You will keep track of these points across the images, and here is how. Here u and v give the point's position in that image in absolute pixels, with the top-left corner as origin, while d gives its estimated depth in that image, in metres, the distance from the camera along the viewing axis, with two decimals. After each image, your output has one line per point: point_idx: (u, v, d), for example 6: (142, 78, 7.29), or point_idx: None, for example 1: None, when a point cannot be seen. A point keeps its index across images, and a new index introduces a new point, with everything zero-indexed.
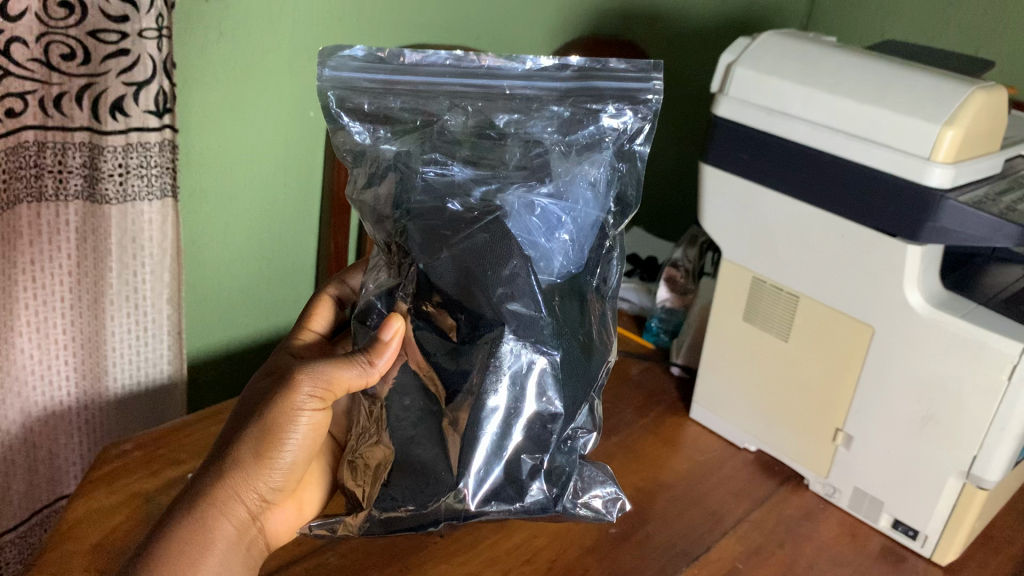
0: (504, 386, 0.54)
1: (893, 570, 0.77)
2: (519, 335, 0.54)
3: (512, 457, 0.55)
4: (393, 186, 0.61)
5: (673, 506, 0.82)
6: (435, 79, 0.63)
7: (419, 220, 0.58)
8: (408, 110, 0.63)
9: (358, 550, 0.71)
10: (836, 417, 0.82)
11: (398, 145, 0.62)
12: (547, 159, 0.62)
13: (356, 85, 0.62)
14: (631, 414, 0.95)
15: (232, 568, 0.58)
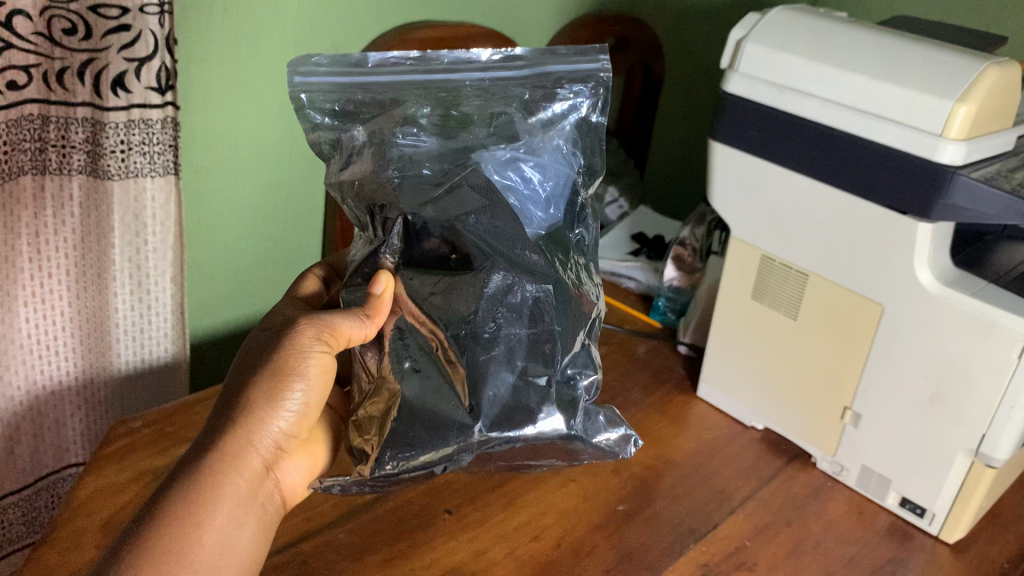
0: (494, 312, 0.59)
1: (900, 547, 0.77)
2: (510, 270, 0.59)
3: (516, 380, 0.60)
4: (369, 164, 0.62)
5: (680, 484, 0.82)
6: (398, 77, 0.65)
7: (402, 187, 0.60)
8: (376, 101, 0.64)
9: (367, 526, 0.71)
10: (844, 396, 0.82)
11: (368, 130, 0.63)
12: (515, 126, 0.65)
13: (325, 88, 0.64)
14: (638, 392, 0.95)
15: (243, 520, 0.57)
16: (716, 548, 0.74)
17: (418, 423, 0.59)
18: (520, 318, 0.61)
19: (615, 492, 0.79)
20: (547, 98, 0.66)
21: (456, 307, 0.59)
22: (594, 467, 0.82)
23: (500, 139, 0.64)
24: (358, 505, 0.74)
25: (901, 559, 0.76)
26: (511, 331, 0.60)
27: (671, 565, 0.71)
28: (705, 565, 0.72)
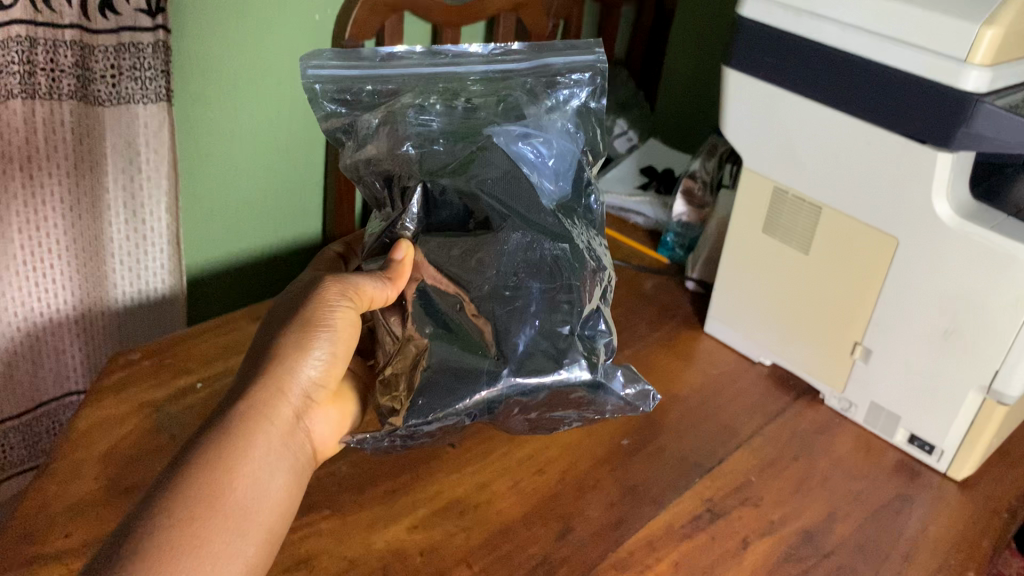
0: (511, 270, 0.60)
1: (907, 484, 0.77)
2: (525, 229, 0.60)
3: (535, 333, 0.60)
4: (383, 142, 0.63)
5: (686, 420, 0.81)
6: (406, 72, 0.69)
7: (421, 162, 0.62)
8: (387, 92, 0.68)
9: (370, 459, 0.71)
10: (855, 331, 0.80)
11: (378, 113, 0.65)
12: (521, 105, 0.67)
13: (339, 79, 0.67)
14: (644, 328, 0.93)
15: (277, 469, 0.54)
16: (720, 483, 0.73)
17: (448, 374, 0.58)
18: (539, 274, 0.60)
19: (620, 428, 0.78)
20: (550, 86, 0.70)
21: (472, 269, 0.59)
22: None
23: (507, 116, 0.66)
24: None
25: (907, 495, 0.75)
26: (530, 287, 0.60)
27: (674, 500, 0.71)
28: (709, 500, 0.71)
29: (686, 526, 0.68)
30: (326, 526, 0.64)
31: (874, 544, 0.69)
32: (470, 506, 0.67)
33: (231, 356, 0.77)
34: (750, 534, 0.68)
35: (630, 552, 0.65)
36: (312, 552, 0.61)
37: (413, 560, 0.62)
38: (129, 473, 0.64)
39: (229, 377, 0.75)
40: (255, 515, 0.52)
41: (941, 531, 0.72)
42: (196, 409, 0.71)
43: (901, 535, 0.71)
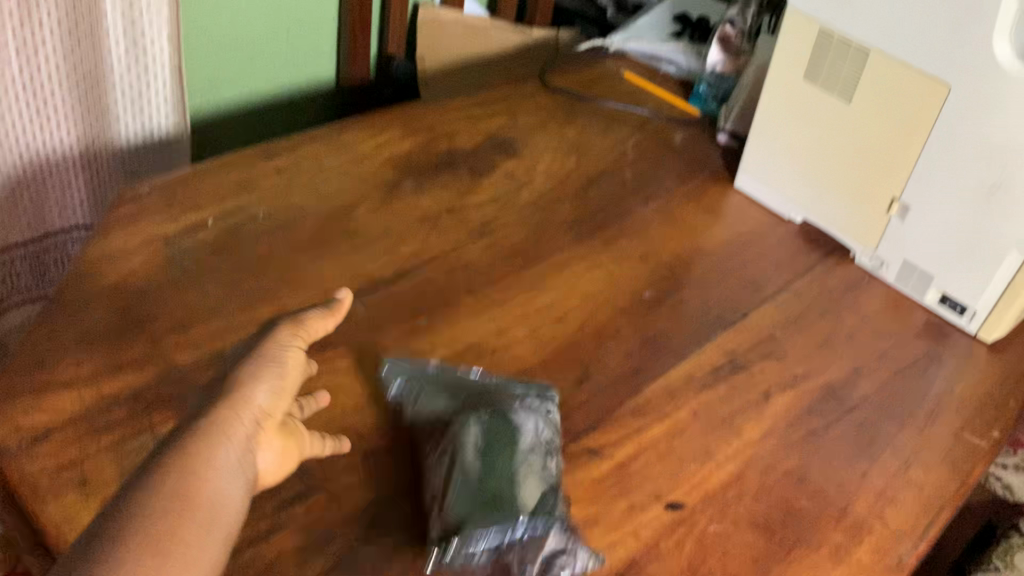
0: (498, 429, 0.54)
1: (935, 344, 0.74)
2: (528, 416, 0.56)
3: (525, 453, 0.53)
4: (405, 385, 0.60)
5: (711, 274, 0.78)
6: (441, 363, 0.63)
7: (438, 401, 0.58)
8: (424, 373, 0.61)
9: (386, 304, 0.68)
10: (895, 186, 0.76)
11: (424, 375, 0.61)
12: (529, 378, 0.64)
13: (387, 388, 0.60)
14: (672, 179, 0.89)
15: (245, 498, 0.42)
16: (743, 337, 0.71)
17: (472, 499, 0.51)
18: (523, 428, 0.55)
19: (642, 279, 0.75)
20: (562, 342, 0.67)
21: (455, 428, 0.54)
22: (622, 254, 0.78)
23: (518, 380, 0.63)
24: (378, 280, 0.70)
25: (935, 354, 0.73)
26: (524, 439, 0.54)
27: (695, 352, 0.69)
28: (731, 353, 0.69)
29: (706, 378, 0.67)
30: (342, 365, 0.62)
31: (898, 401, 0.68)
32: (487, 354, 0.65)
33: (243, 194, 0.74)
34: (772, 387, 0.67)
35: (648, 400, 0.64)
36: (329, 388, 0.60)
37: None
38: (140, 306, 0.62)
39: (240, 215, 0.72)
40: (222, 531, 0.39)
41: (967, 392, 0.70)
42: (207, 245, 0.68)
43: (927, 394, 0.69)
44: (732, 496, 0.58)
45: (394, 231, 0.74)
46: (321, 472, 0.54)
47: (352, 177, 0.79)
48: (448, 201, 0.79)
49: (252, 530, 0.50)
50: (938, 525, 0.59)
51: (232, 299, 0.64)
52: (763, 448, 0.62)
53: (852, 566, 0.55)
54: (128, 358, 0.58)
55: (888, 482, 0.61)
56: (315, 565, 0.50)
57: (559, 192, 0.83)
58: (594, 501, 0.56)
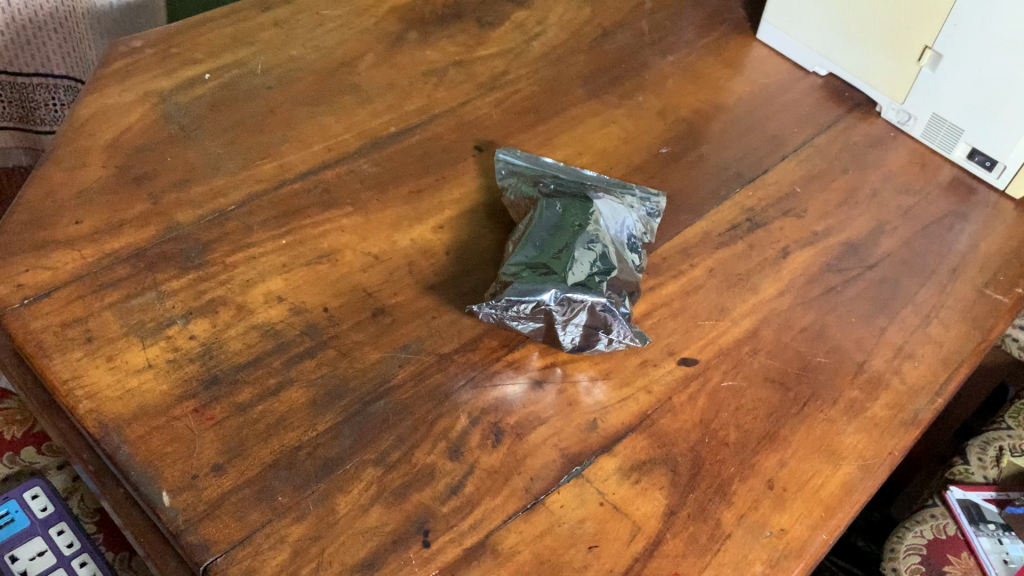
0: (571, 230, 0.55)
1: (962, 201, 0.71)
2: (599, 227, 0.56)
3: (584, 253, 0.54)
4: (504, 184, 0.63)
5: (731, 128, 0.74)
6: (553, 164, 0.65)
7: (525, 200, 0.60)
8: (535, 169, 0.63)
9: (393, 159, 0.64)
10: (928, 34, 0.72)
11: (525, 172, 0.63)
12: (617, 193, 0.63)
13: (504, 173, 0.63)
14: (692, 32, 0.84)
15: None
16: (762, 194, 0.68)
17: (526, 286, 0.52)
18: (593, 233, 0.55)
19: (659, 135, 0.72)
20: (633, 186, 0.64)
21: (532, 230, 0.56)
22: (638, 108, 0.74)
23: (608, 191, 0.63)
24: (383, 136, 0.66)
25: (961, 212, 0.70)
26: (590, 245, 0.54)
27: (712, 210, 0.67)
28: (750, 211, 0.67)
29: (723, 236, 0.65)
30: (348, 223, 0.59)
31: (920, 258, 0.66)
32: (500, 212, 0.62)
33: (241, 47, 0.71)
34: (791, 245, 0.65)
35: (663, 258, 0.62)
36: (336, 247, 0.58)
37: (439, 258, 0.58)
38: (139, 163, 0.60)
39: (238, 69, 0.69)
40: None
41: (993, 248, 0.67)
42: (206, 101, 0.66)
43: (951, 250, 0.67)
44: (746, 352, 0.57)
45: (398, 86, 0.71)
46: (329, 329, 0.53)
47: (354, 30, 0.75)
48: (455, 55, 0.75)
49: (262, 386, 0.50)
50: (956, 381, 0.58)
51: (233, 155, 0.62)
52: (779, 306, 0.60)
53: (867, 421, 0.55)
54: (129, 217, 0.57)
55: (906, 338, 0.60)
56: (325, 420, 0.49)
57: (573, 44, 0.79)
58: (607, 358, 0.55)
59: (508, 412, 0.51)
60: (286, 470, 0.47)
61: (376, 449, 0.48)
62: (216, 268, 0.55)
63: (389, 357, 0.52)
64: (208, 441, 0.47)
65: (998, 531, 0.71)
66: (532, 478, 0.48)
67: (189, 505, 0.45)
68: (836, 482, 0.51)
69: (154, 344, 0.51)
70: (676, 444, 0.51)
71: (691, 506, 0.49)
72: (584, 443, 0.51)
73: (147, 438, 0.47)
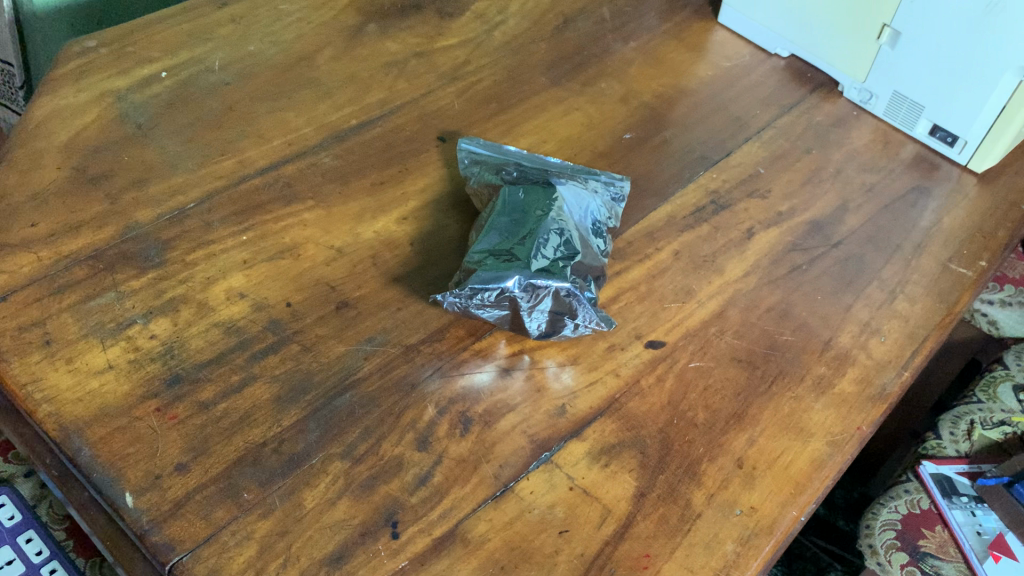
0: (535, 217, 0.55)
1: (925, 177, 0.72)
2: (563, 212, 0.56)
3: (547, 238, 0.54)
4: (468, 173, 0.62)
5: (694, 111, 0.74)
6: (517, 153, 0.65)
7: (489, 187, 0.60)
8: (498, 157, 0.63)
9: (354, 152, 0.64)
10: (886, 12, 0.72)
11: (489, 160, 0.63)
12: (581, 178, 0.63)
13: (468, 162, 0.63)
14: (653, 18, 0.84)
15: None
16: (726, 176, 0.69)
17: (490, 274, 0.51)
18: (558, 219, 0.55)
19: (622, 120, 0.72)
20: (597, 173, 0.65)
21: (496, 218, 0.56)
22: (600, 95, 0.74)
23: (572, 176, 0.63)
24: (344, 130, 0.65)
25: (925, 188, 0.70)
26: (554, 230, 0.54)
27: (677, 192, 0.67)
28: (714, 193, 0.67)
29: (688, 219, 0.65)
30: (310, 218, 0.59)
31: (884, 235, 0.66)
32: (464, 202, 0.62)
33: (198, 44, 0.70)
34: (755, 226, 0.65)
35: (629, 243, 0.62)
36: (298, 242, 0.57)
37: (403, 249, 0.58)
38: (95, 163, 0.60)
39: (195, 66, 0.68)
40: None
41: (956, 223, 0.68)
42: (162, 99, 0.65)
43: (915, 226, 0.67)
44: (713, 333, 0.57)
45: (359, 79, 0.70)
46: (292, 324, 0.52)
47: (312, 24, 0.74)
48: (416, 46, 0.75)
49: (225, 383, 0.49)
50: (922, 354, 0.58)
51: (192, 153, 0.61)
52: (745, 286, 0.61)
53: (834, 397, 0.55)
54: (86, 218, 0.56)
55: (873, 313, 0.60)
56: (290, 415, 0.48)
57: (534, 32, 0.78)
58: (574, 344, 0.55)
59: (475, 401, 0.51)
60: (251, 466, 0.46)
61: (343, 443, 0.48)
62: (176, 267, 0.54)
63: (355, 350, 0.52)
64: (172, 441, 0.47)
65: (971, 503, 0.71)
66: (501, 466, 0.48)
67: (153, 505, 0.44)
68: (805, 459, 0.51)
69: (114, 344, 0.50)
70: (645, 427, 0.51)
71: (661, 488, 0.49)
72: (553, 428, 0.50)
73: (108, 440, 0.46)
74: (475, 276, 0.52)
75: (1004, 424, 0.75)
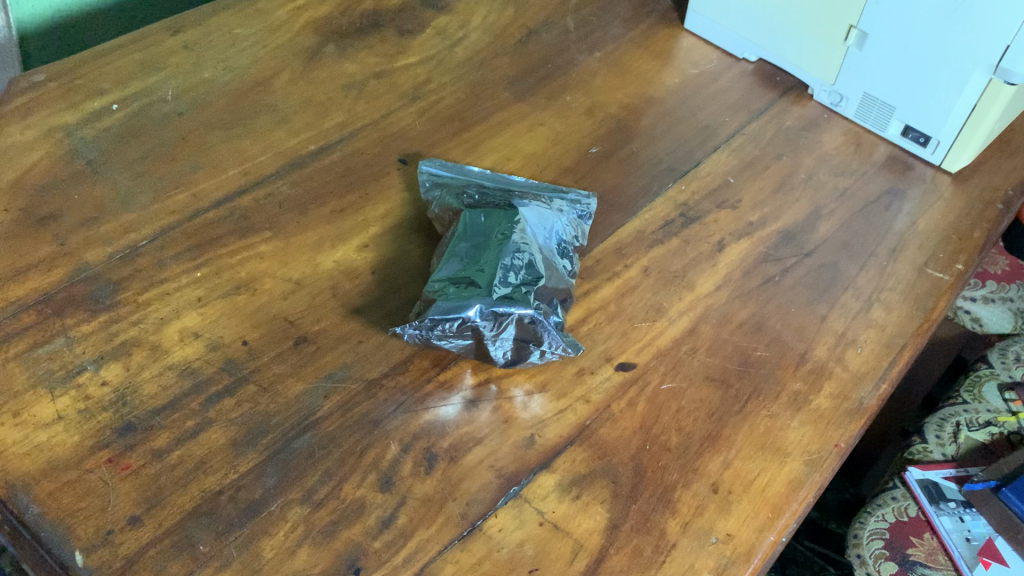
0: (497, 241, 0.53)
1: (899, 179, 0.70)
2: (526, 235, 0.55)
3: (510, 262, 0.52)
4: (431, 197, 0.61)
5: (661, 121, 0.73)
6: (481, 176, 0.63)
7: (451, 211, 0.58)
8: (460, 180, 0.62)
9: (313, 179, 0.62)
10: (852, 13, 0.70)
11: (450, 184, 0.61)
12: (546, 198, 0.62)
13: (430, 186, 0.61)
14: (618, 26, 0.82)
15: None
16: (695, 187, 0.67)
17: (451, 303, 0.50)
18: (521, 242, 0.54)
19: (588, 133, 0.71)
20: (562, 192, 0.63)
21: (457, 245, 0.54)
22: (566, 108, 0.72)
23: (537, 197, 0.62)
24: (301, 156, 0.64)
25: (899, 190, 0.69)
26: (517, 254, 0.53)
27: (646, 206, 0.65)
28: (683, 205, 0.66)
29: (657, 233, 0.63)
30: (267, 249, 0.57)
31: (858, 241, 0.65)
32: (426, 226, 0.60)
33: (150, 73, 0.68)
34: (726, 238, 0.64)
35: (597, 261, 0.61)
36: (254, 275, 0.56)
37: (364, 278, 0.56)
38: (44, 204, 0.58)
39: (147, 97, 0.66)
40: None
41: (932, 225, 0.67)
42: (113, 132, 0.63)
43: (889, 230, 0.66)
44: (685, 351, 0.56)
45: (317, 103, 0.69)
46: (249, 363, 0.51)
47: (269, 47, 0.73)
48: (375, 66, 0.73)
49: (179, 429, 0.48)
50: (900, 365, 0.57)
51: (144, 187, 0.60)
52: (716, 301, 0.59)
53: (811, 414, 0.53)
54: (34, 261, 0.55)
55: (848, 323, 0.59)
56: (247, 460, 0.47)
57: (497, 47, 0.77)
58: (543, 370, 0.53)
59: (441, 435, 0.49)
60: (206, 517, 0.44)
61: (303, 487, 0.46)
62: (129, 308, 0.53)
63: (314, 388, 0.50)
64: (124, 493, 0.45)
65: (959, 508, 0.69)
66: (467, 503, 0.47)
67: (104, 563, 0.43)
68: (782, 480, 0.50)
69: (64, 394, 0.49)
70: (617, 454, 0.50)
71: (634, 518, 0.47)
72: (521, 461, 0.49)
73: (58, 495, 0.45)
74: (436, 306, 0.50)
75: (990, 425, 0.74)
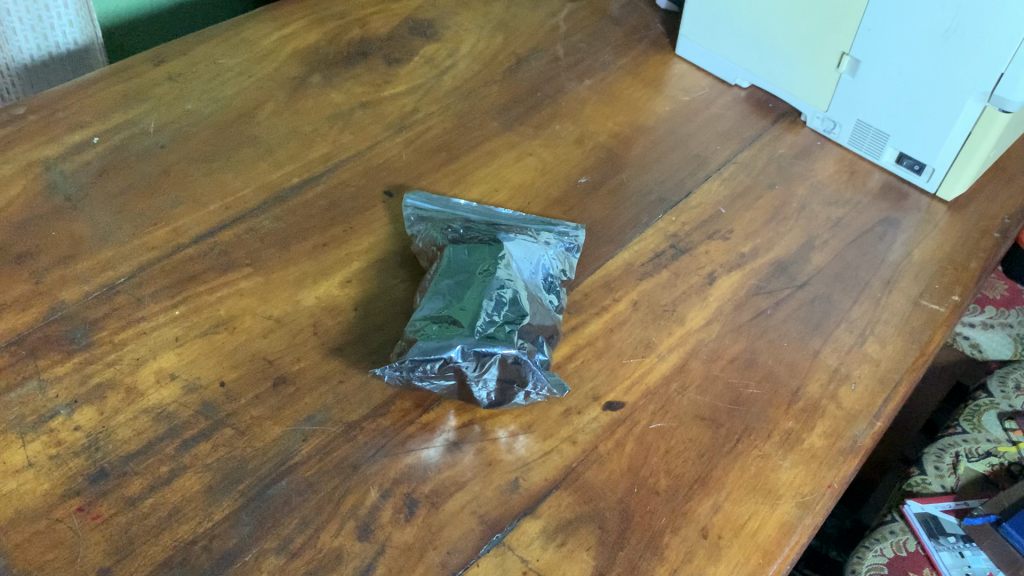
0: (483, 278, 0.52)
1: (893, 208, 0.69)
2: (512, 271, 0.53)
3: (495, 299, 0.51)
4: (415, 231, 0.60)
5: (652, 150, 0.72)
6: (468, 211, 0.63)
7: (435, 246, 0.57)
8: (446, 214, 0.61)
9: (296, 213, 0.61)
10: (844, 40, 0.69)
11: (435, 218, 0.60)
12: (533, 231, 0.61)
13: (414, 220, 0.60)
14: (609, 53, 0.81)
15: None
16: (686, 218, 0.66)
17: (433, 343, 0.48)
18: (505, 280, 0.52)
19: (577, 163, 0.70)
20: (550, 225, 0.63)
21: (441, 281, 0.53)
22: (554, 138, 0.72)
23: (524, 230, 0.60)
24: (284, 189, 0.63)
25: (893, 219, 0.68)
26: (501, 292, 0.51)
27: (636, 238, 0.64)
28: (673, 236, 0.64)
29: (647, 266, 0.62)
30: (247, 286, 0.56)
31: (851, 272, 0.63)
32: (411, 260, 0.59)
33: (133, 106, 0.67)
34: (716, 270, 0.62)
35: (586, 294, 0.60)
36: (233, 314, 0.54)
37: (347, 315, 0.55)
38: (21, 241, 0.57)
39: (129, 129, 0.66)
40: None
41: (927, 255, 0.65)
42: (94, 167, 0.62)
43: (883, 261, 0.64)
44: (675, 389, 0.54)
45: (301, 134, 0.68)
46: (226, 406, 0.50)
47: (253, 77, 0.72)
48: (362, 96, 0.72)
49: (152, 476, 0.46)
50: (895, 402, 0.55)
51: (123, 223, 0.59)
52: (707, 336, 0.58)
53: (803, 453, 0.52)
54: (8, 300, 0.54)
55: (842, 358, 0.58)
56: (221, 508, 0.45)
57: (485, 75, 0.76)
58: (528, 410, 0.52)
59: (422, 480, 0.48)
60: (179, 568, 0.43)
61: (279, 535, 0.45)
62: (104, 348, 0.52)
63: (292, 432, 0.49)
64: (94, 543, 0.44)
65: (959, 543, 0.67)
66: (448, 552, 0.45)
67: None
68: (774, 524, 0.48)
69: (35, 439, 0.47)
70: (604, 498, 0.49)
71: (620, 566, 0.46)
72: (505, 506, 0.48)
73: (26, 546, 0.43)
74: (417, 347, 0.49)
75: (990, 456, 0.73)
